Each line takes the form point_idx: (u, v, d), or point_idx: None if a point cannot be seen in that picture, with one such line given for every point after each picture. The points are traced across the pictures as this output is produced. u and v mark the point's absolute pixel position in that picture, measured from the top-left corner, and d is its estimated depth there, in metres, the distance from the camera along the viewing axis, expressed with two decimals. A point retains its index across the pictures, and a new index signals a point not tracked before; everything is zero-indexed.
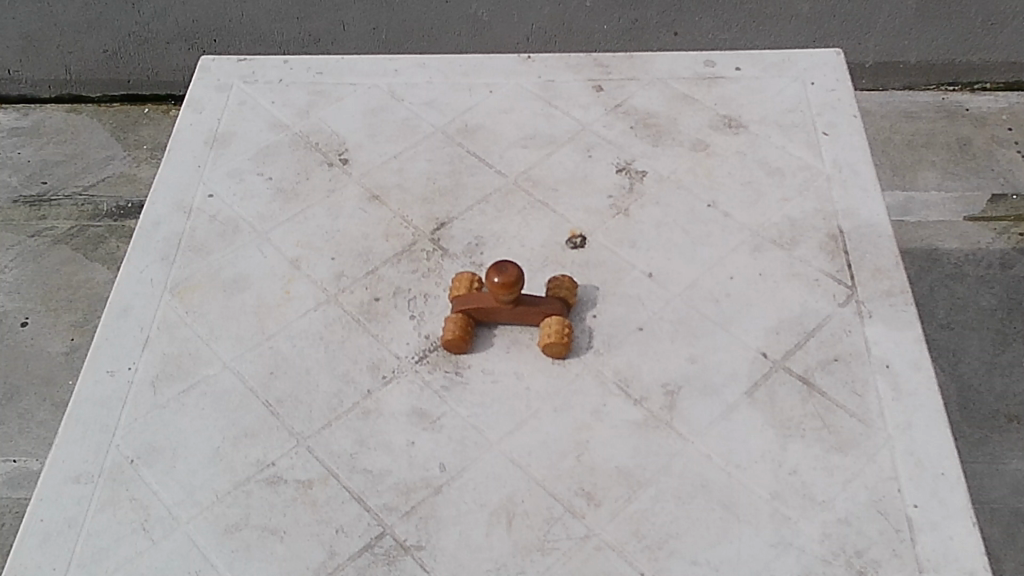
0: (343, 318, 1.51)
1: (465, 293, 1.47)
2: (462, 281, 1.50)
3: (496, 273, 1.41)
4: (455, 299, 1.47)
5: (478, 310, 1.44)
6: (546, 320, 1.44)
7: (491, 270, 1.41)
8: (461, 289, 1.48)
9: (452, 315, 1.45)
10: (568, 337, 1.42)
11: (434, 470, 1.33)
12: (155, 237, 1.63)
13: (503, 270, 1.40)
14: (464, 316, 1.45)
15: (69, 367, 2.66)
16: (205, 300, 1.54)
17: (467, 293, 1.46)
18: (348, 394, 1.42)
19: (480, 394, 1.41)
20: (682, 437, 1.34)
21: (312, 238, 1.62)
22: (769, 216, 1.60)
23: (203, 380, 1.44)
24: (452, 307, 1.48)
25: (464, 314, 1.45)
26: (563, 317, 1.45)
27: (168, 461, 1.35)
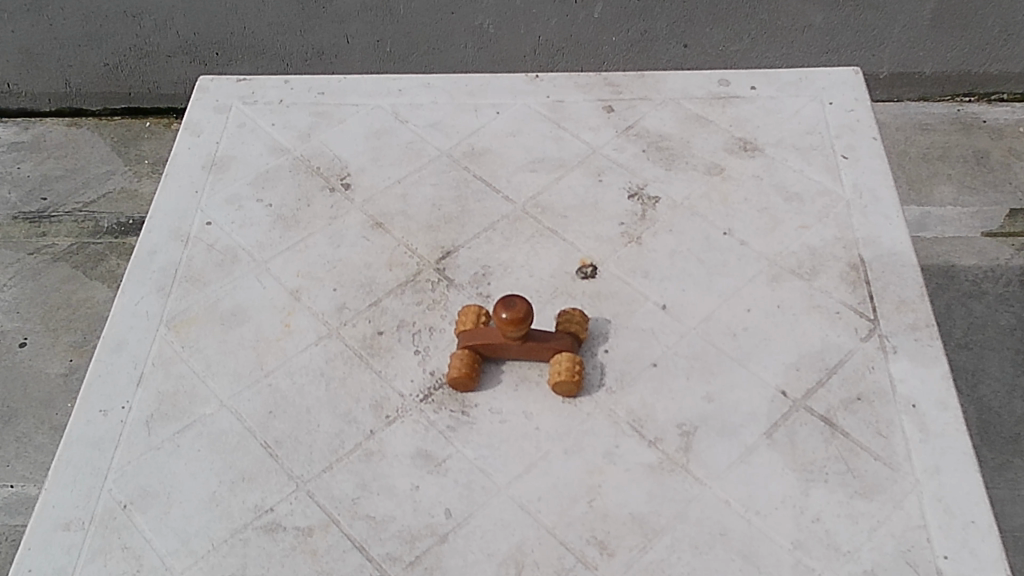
0: (344, 353, 1.45)
1: (471, 327, 1.42)
2: (469, 314, 1.44)
3: (503, 309, 1.35)
4: (461, 334, 1.41)
5: (486, 346, 1.39)
6: (556, 357, 1.38)
7: (498, 306, 1.36)
8: (468, 324, 1.42)
9: (458, 351, 1.40)
10: (579, 374, 1.36)
11: (440, 516, 1.27)
12: (151, 267, 1.58)
13: (511, 306, 1.34)
14: (470, 352, 1.39)
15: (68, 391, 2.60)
16: (202, 334, 1.49)
17: (474, 328, 1.41)
18: (350, 435, 1.36)
19: (487, 435, 1.35)
20: (699, 481, 1.28)
21: (312, 268, 1.57)
22: (787, 244, 1.54)
23: (199, 420, 1.38)
24: (458, 342, 1.42)
25: (470, 351, 1.39)
26: (573, 353, 1.39)
27: (162, 507, 1.30)
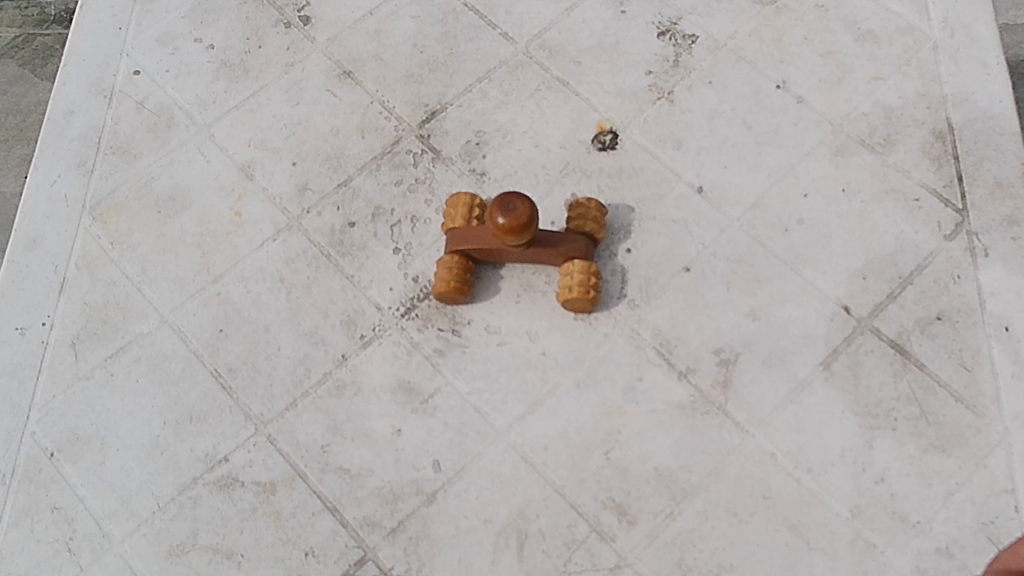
0: (308, 252, 1.19)
1: (462, 223, 1.14)
2: (459, 204, 1.16)
3: (500, 213, 1.07)
4: (449, 233, 1.14)
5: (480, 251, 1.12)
6: (567, 266, 1.12)
7: (494, 207, 1.08)
8: (457, 219, 1.14)
9: (445, 257, 1.13)
10: (594, 289, 1.11)
11: (426, 470, 1.06)
12: (68, 134, 1.28)
13: (510, 211, 1.06)
14: (460, 258, 1.13)
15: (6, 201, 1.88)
16: (134, 226, 1.21)
17: (465, 226, 1.13)
18: (318, 362, 1.13)
19: (482, 363, 1.12)
20: (739, 428, 1.06)
21: (266, 135, 1.27)
22: (857, 102, 1.23)
23: (135, 341, 1.15)
24: (446, 242, 1.15)
25: (460, 256, 1.13)
26: (588, 259, 1.13)
27: (96, 456, 1.09)
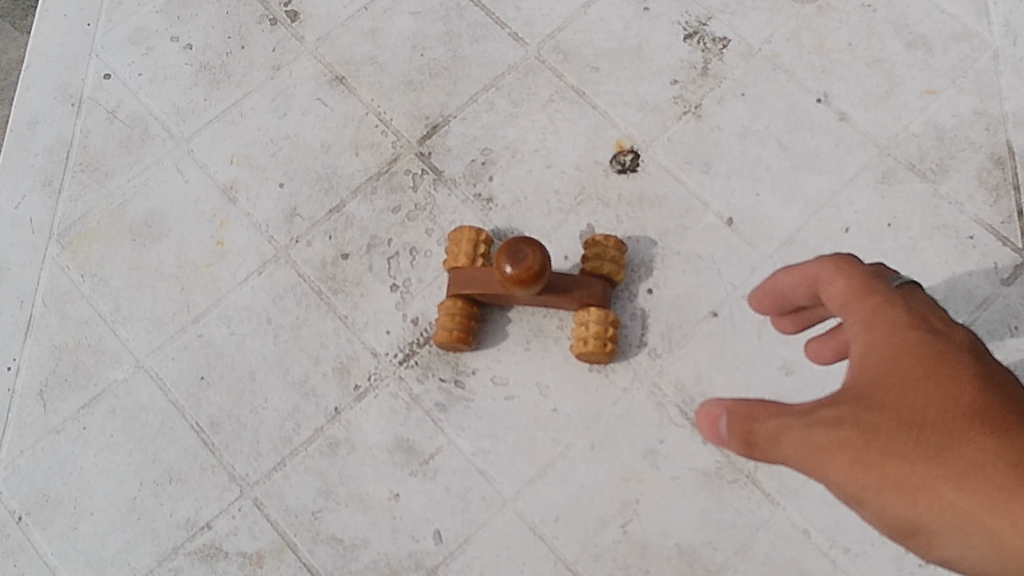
0: (297, 287, 1.08)
1: (465, 262, 1.02)
2: (462, 239, 1.03)
3: (508, 260, 0.95)
4: (450, 274, 1.02)
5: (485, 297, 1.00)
6: (582, 314, 1.00)
7: (501, 253, 0.95)
8: (460, 258, 1.02)
9: (446, 301, 1.01)
10: (612, 342, 1.00)
11: (427, 541, 0.98)
12: (34, 149, 1.16)
13: (520, 260, 0.94)
14: (464, 303, 1.01)
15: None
16: (106, 257, 1.11)
17: (468, 266, 1.01)
18: (308, 416, 1.03)
19: (488, 420, 1.02)
20: (769, 500, 0.96)
21: (250, 151, 1.15)
22: (906, 121, 1.10)
23: (109, 390, 1.05)
24: (448, 283, 1.04)
25: (463, 301, 1.01)
26: (605, 306, 1.02)
27: (68, 520, 1.00)
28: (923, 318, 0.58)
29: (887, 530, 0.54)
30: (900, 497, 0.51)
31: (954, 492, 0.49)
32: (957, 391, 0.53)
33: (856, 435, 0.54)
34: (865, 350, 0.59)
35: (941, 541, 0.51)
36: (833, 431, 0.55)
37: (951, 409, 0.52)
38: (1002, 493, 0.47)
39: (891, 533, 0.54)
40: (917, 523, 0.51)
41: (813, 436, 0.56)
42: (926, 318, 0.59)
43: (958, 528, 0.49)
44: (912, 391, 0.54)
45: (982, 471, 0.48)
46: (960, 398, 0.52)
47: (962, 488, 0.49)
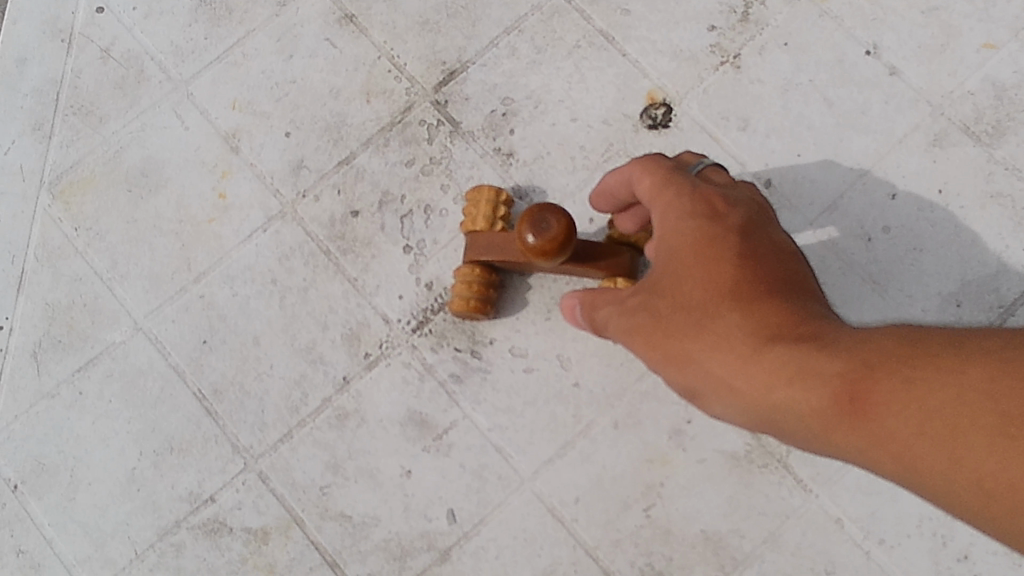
0: (304, 247, 1.02)
1: (483, 225, 0.94)
2: (480, 200, 0.95)
3: (530, 230, 0.85)
4: (466, 238, 0.94)
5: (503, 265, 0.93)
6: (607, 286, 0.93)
7: (523, 220, 0.86)
8: (478, 221, 0.94)
9: (462, 267, 0.94)
10: None
11: (440, 521, 0.93)
12: (23, 89, 1.09)
13: (543, 231, 0.85)
14: (482, 270, 0.94)
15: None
16: (101, 209, 1.04)
17: (486, 231, 0.93)
18: (316, 385, 0.98)
19: (506, 394, 0.96)
20: (801, 487, 0.91)
21: (253, 96, 1.07)
22: (962, 77, 1.02)
23: (106, 353, 1.00)
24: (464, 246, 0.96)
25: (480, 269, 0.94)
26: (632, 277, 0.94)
27: (66, 490, 0.96)
28: (703, 206, 0.70)
29: (683, 394, 0.68)
30: (678, 368, 0.66)
31: (708, 360, 0.63)
32: (716, 271, 0.66)
33: (646, 318, 0.68)
34: (662, 245, 0.71)
35: (717, 407, 0.65)
36: (635, 317, 0.70)
37: (711, 293, 0.65)
38: (742, 363, 0.61)
39: (687, 399, 0.68)
40: (693, 387, 0.66)
41: (625, 324, 0.71)
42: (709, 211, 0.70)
43: (721, 395, 0.63)
44: (684, 276, 0.67)
45: (727, 341, 0.62)
46: (718, 279, 0.65)
47: (715, 356, 0.63)
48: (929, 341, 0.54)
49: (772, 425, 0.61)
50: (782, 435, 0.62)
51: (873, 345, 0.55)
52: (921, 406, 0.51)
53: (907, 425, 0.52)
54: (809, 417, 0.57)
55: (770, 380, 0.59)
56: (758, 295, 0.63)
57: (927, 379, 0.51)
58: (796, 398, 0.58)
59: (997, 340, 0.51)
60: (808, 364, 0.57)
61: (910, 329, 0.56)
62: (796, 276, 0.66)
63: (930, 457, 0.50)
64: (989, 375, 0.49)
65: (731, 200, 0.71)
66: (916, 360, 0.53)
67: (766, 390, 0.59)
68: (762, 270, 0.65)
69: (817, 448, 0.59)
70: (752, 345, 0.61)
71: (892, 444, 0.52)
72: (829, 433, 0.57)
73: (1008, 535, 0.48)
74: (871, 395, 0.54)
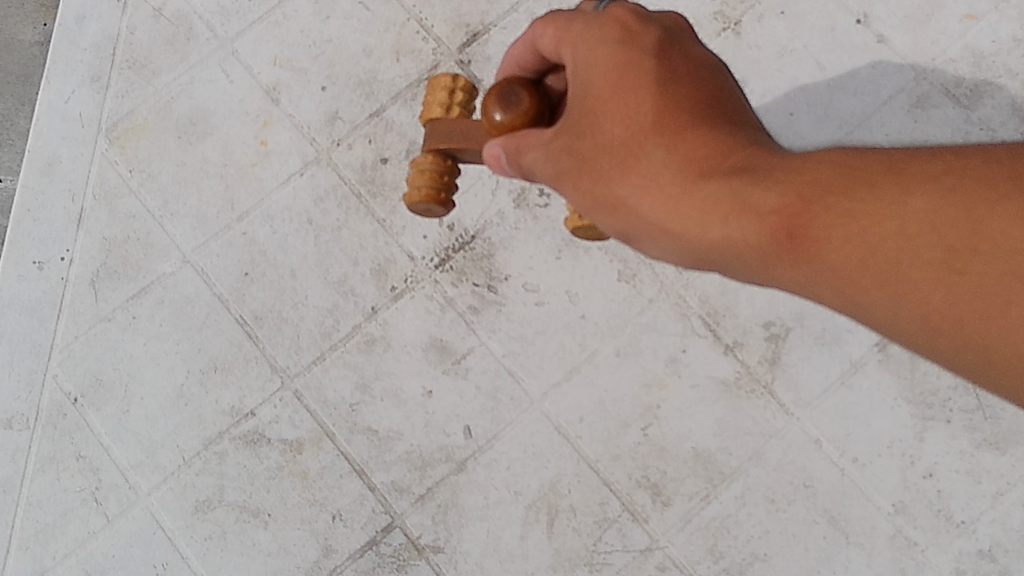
0: (337, 190, 1.12)
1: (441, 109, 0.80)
2: (437, 87, 0.81)
3: (496, 105, 0.71)
4: (425, 126, 0.79)
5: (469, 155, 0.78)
6: None
7: (489, 94, 0.72)
8: (435, 109, 0.80)
9: (419, 155, 0.79)
10: None
11: (457, 436, 1.03)
12: (81, 43, 1.18)
13: (513, 105, 0.71)
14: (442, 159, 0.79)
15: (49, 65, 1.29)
16: (152, 153, 1.14)
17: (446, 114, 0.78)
18: (347, 314, 1.08)
19: (518, 324, 1.06)
20: (784, 410, 1.01)
21: (293, 52, 1.17)
22: (944, 45, 1.12)
23: (158, 282, 1.10)
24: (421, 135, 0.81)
25: (441, 158, 0.79)
26: None
27: (120, 404, 1.07)
28: (615, 28, 0.65)
29: (618, 236, 0.67)
30: (612, 212, 0.65)
31: (640, 200, 0.62)
32: (633, 101, 0.62)
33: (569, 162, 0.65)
34: (574, 79, 0.66)
35: (652, 247, 0.64)
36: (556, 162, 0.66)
37: (634, 127, 0.63)
38: (677, 203, 0.60)
39: (622, 239, 0.67)
40: (626, 230, 0.64)
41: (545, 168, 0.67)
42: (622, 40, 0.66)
43: (656, 237, 0.62)
44: (601, 111, 0.64)
45: (657, 179, 0.61)
46: (637, 113, 0.63)
47: (646, 192, 0.62)
48: (865, 164, 0.53)
49: (707, 261, 0.61)
50: (714, 267, 0.61)
51: (809, 176, 0.55)
52: (864, 239, 0.51)
53: (855, 260, 0.52)
54: (745, 250, 0.57)
55: (703, 218, 0.58)
56: (683, 125, 0.62)
57: (868, 210, 0.51)
58: (735, 234, 0.57)
59: (939, 162, 0.51)
60: (743, 199, 0.56)
61: (844, 154, 0.55)
62: (726, 98, 0.63)
63: (874, 285, 0.51)
64: (934, 205, 0.49)
65: (643, 15, 0.67)
66: (856, 190, 0.53)
67: (699, 227, 0.59)
68: (689, 96, 0.62)
69: (752, 278, 0.59)
70: (684, 185, 0.59)
71: (832, 272, 0.53)
72: (766, 266, 0.56)
73: (961, 366, 0.49)
74: (810, 224, 0.53)
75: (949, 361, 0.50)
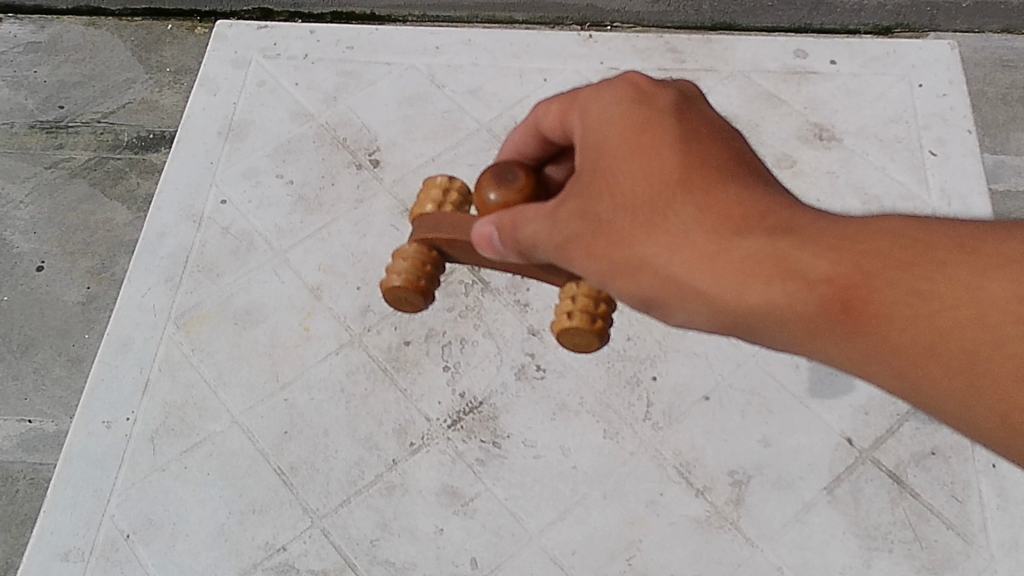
0: (367, 366, 1.33)
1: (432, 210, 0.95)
2: (427, 198, 0.97)
3: (493, 184, 0.88)
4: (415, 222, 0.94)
5: (450, 250, 0.92)
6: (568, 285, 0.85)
7: (488, 174, 0.88)
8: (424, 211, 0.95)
9: (407, 246, 0.93)
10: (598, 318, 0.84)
11: (465, 567, 1.18)
12: (160, 253, 1.44)
13: (509, 182, 0.87)
14: (427, 250, 0.92)
15: (85, 318, 1.64)
16: (212, 336, 1.36)
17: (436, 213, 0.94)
18: (371, 465, 1.25)
19: (519, 474, 1.24)
20: (749, 543, 1.17)
21: (335, 261, 1.43)
22: None
23: (208, 438, 1.28)
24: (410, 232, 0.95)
25: (426, 250, 0.92)
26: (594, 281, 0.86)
27: (167, 540, 1.21)
28: (645, 111, 0.78)
29: (631, 299, 0.78)
30: (633, 274, 0.75)
31: (673, 265, 0.72)
32: (677, 181, 0.73)
33: (601, 227, 0.76)
34: (590, 145, 0.80)
35: (678, 310, 0.74)
36: (582, 225, 0.77)
37: (674, 200, 0.73)
38: (726, 273, 0.69)
39: (632, 300, 0.78)
40: (654, 295, 0.75)
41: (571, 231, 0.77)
42: (661, 130, 0.77)
43: (686, 299, 0.72)
44: (638, 185, 0.74)
45: (696, 248, 0.71)
46: (677, 188, 0.73)
47: (682, 260, 0.71)
48: (927, 248, 0.64)
49: (737, 324, 0.71)
50: (738, 329, 0.72)
51: (869, 250, 0.65)
52: (928, 315, 0.61)
53: (911, 328, 0.62)
54: (789, 312, 0.67)
55: (747, 284, 0.68)
56: (730, 203, 0.71)
57: (938, 292, 0.61)
58: (783, 298, 0.67)
59: (1007, 251, 0.61)
60: (797, 270, 0.66)
61: (903, 233, 0.65)
62: (762, 180, 0.74)
63: (924, 353, 0.62)
64: (1010, 294, 0.59)
65: (667, 100, 0.80)
66: (917, 269, 0.63)
67: (742, 291, 0.69)
68: (734, 180, 0.73)
69: (777, 337, 0.70)
70: (730, 256, 0.69)
71: (883, 338, 0.63)
72: (807, 327, 0.67)
73: (1002, 443, 0.60)
74: (871, 297, 0.63)
75: (978, 431, 0.61)
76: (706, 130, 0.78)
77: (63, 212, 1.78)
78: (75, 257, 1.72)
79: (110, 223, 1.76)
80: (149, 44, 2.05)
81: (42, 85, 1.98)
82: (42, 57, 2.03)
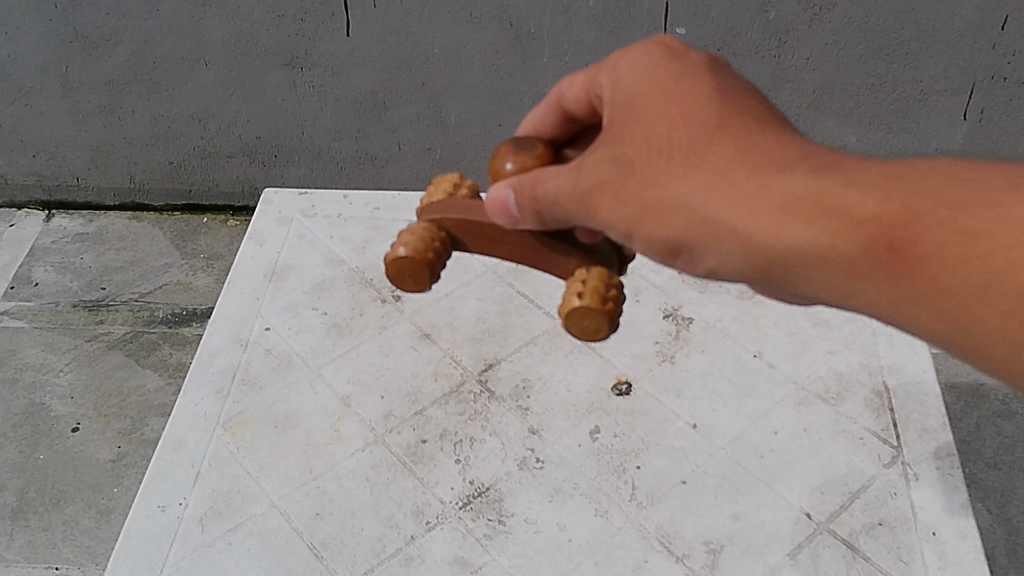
0: (389, 459, 1.53)
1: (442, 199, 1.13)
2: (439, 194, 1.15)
3: (511, 157, 1.02)
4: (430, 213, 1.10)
5: (459, 233, 1.08)
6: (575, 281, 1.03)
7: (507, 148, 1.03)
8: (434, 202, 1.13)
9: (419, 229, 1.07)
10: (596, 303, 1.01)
11: None
12: (211, 370, 1.67)
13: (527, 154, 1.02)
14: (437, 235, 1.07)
15: (113, 474, 2.06)
16: (256, 436, 1.57)
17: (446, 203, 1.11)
18: (393, 539, 1.43)
19: (521, 545, 1.41)
20: None
21: (362, 375, 1.66)
22: (816, 368, 1.63)
23: (250, 519, 1.46)
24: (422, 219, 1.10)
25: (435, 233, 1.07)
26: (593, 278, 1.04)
27: None
28: (686, 88, 0.95)
29: (660, 248, 0.91)
30: (666, 217, 0.88)
31: (720, 212, 0.86)
32: (718, 141, 0.89)
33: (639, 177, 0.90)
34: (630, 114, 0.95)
35: (710, 250, 0.89)
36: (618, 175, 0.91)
37: (718, 156, 0.88)
38: (770, 214, 0.84)
39: (649, 247, 0.92)
40: (692, 240, 0.88)
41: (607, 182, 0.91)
42: (696, 101, 0.93)
43: (726, 240, 0.87)
44: (681, 145, 0.90)
45: (746, 196, 0.85)
46: (721, 147, 0.89)
47: (731, 208, 0.86)
48: (964, 191, 0.79)
49: (771, 261, 0.86)
50: (764, 265, 0.87)
51: (908, 193, 0.80)
52: (975, 251, 0.76)
53: (953, 262, 0.76)
54: (825, 246, 0.82)
55: (792, 225, 0.83)
56: (777, 161, 0.86)
57: (985, 231, 0.76)
58: (825, 234, 0.81)
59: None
60: (842, 209, 0.81)
61: (936, 179, 0.81)
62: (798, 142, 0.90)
63: (974, 288, 0.76)
64: None
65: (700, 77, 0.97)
66: (959, 211, 0.77)
67: (786, 233, 0.83)
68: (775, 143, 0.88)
69: (808, 268, 0.84)
70: (777, 203, 0.84)
71: (930, 275, 0.77)
72: (845, 254, 0.81)
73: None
74: (919, 238, 0.78)
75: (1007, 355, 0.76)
76: (745, 104, 0.94)
77: (100, 379, 2.26)
78: (107, 419, 2.17)
79: (142, 387, 2.24)
80: (187, 234, 2.69)
81: (88, 271, 2.56)
82: (91, 249, 2.63)
